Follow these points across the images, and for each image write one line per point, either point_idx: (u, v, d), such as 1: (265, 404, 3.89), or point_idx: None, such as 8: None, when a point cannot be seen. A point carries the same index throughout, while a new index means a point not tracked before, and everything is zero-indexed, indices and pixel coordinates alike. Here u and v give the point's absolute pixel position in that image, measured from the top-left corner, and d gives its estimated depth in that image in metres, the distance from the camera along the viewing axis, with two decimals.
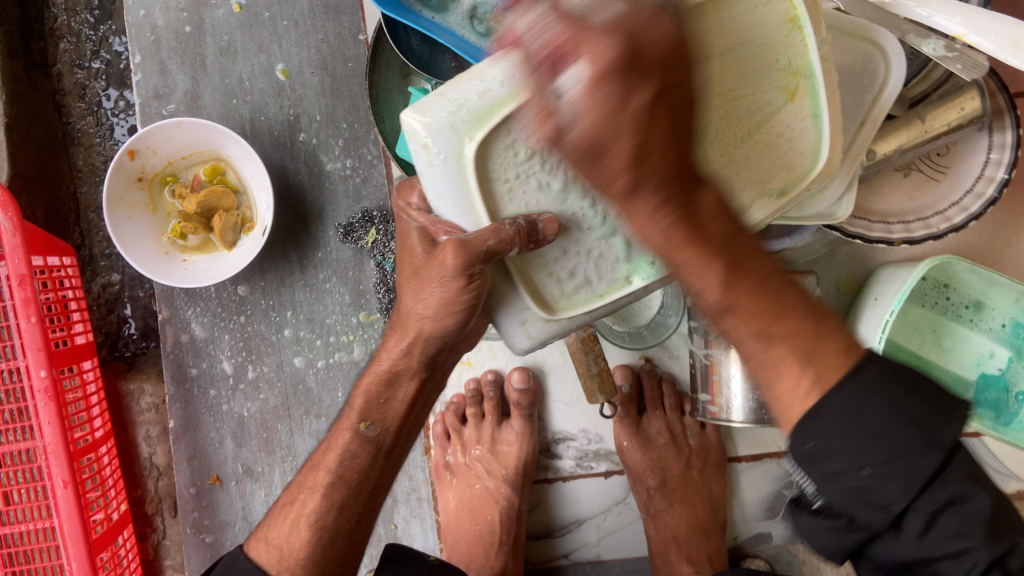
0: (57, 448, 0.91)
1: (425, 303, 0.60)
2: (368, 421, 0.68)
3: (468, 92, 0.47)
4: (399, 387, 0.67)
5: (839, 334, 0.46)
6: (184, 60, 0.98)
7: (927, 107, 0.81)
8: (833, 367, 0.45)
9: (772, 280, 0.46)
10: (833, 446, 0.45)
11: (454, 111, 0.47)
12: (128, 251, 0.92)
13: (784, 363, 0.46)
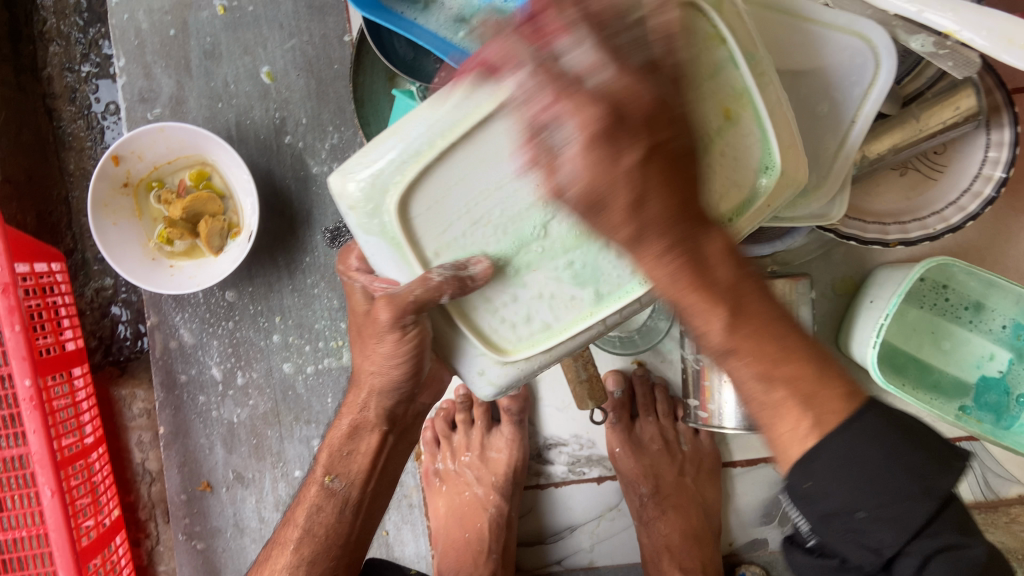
0: (43, 457, 0.90)
1: (372, 362, 0.65)
2: (333, 475, 0.71)
3: (386, 150, 0.51)
4: (361, 439, 0.71)
5: (841, 380, 0.48)
6: (168, 63, 0.97)
7: (922, 105, 0.78)
8: (832, 413, 0.47)
9: (777, 324, 0.49)
10: (830, 489, 0.46)
11: (375, 171, 0.51)
12: (114, 257, 0.91)
13: (785, 406, 0.48)
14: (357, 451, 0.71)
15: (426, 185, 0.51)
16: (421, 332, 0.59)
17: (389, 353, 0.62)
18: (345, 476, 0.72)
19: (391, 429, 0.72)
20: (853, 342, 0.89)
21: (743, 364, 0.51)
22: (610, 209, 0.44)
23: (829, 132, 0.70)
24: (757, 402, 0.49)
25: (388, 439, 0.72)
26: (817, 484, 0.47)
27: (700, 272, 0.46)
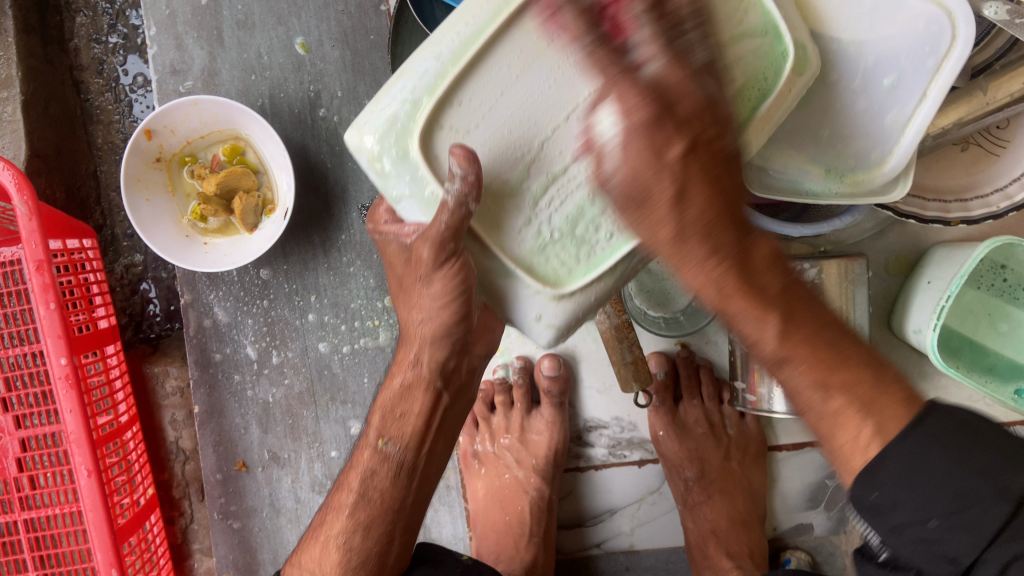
0: (79, 436, 0.89)
1: (420, 309, 0.63)
2: (386, 438, 0.69)
3: (397, 94, 0.53)
4: (413, 399, 0.67)
5: (900, 385, 0.47)
6: (200, 34, 0.94)
7: (989, 76, 0.74)
8: (894, 417, 0.45)
9: (831, 332, 0.48)
10: (897, 495, 0.44)
11: (387, 118, 0.53)
12: (148, 234, 0.89)
13: (844, 414, 0.47)
14: (408, 411, 0.68)
15: (453, 114, 0.52)
16: (464, 264, 0.57)
17: (435, 293, 0.60)
18: (399, 439, 0.68)
19: (446, 388, 0.68)
20: (909, 324, 0.86)
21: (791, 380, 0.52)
22: (651, 205, 0.48)
23: (897, 105, 0.66)
24: (815, 411, 0.48)
25: (443, 400, 0.68)
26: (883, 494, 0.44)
27: (741, 265, 0.48)
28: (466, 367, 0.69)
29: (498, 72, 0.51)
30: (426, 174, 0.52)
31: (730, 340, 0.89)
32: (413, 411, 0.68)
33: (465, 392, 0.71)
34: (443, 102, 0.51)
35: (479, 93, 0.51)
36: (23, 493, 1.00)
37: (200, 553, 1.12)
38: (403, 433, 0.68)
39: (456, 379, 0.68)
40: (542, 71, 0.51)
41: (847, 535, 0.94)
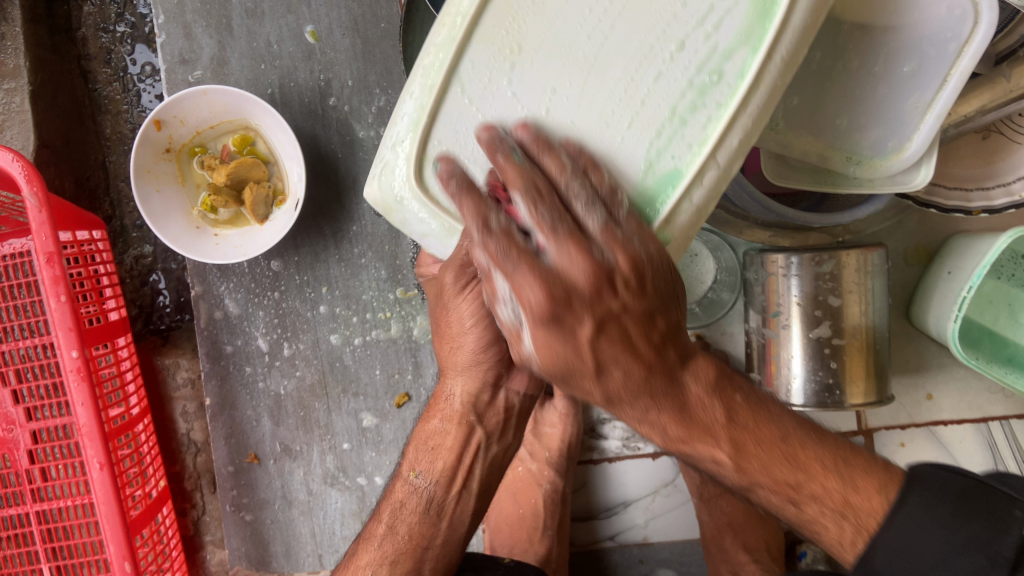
0: (91, 429, 0.88)
1: (453, 340, 0.64)
2: (416, 472, 0.70)
3: (394, 139, 0.54)
4: (448, 436, 0.68)
5: (873, 484, 0.56)
6: (209, 22, 0.93)
7: (1014, 63, 0.72)
8: (875, 510, 0.55)
9: (792, 439, 0.58)
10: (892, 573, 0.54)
11: (389, 168, 0.54)
12: (158, 226, 0.88)
13: (822, 520, 0.56)
14: (440, 446, 0.69)
15: (439, 135, 0.52)
16: (486, 287, 0.59)
17: (462, 321, 0.61)
18: (430, 473, 0.69)
19: (480, 421, 0.68)
20: (929, 315, 0.85)
21: (789, 455, 0.57)
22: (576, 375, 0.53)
23: (918, 92, 0.65)
24: (813, 501, 0.56)
25: (477, 435, 0.68)
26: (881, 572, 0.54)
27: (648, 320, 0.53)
28: (504, 401, 0.68)
29: (472, 87, 0.52)
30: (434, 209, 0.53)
31: (747, 332, 0.88)
32: (448, 445, 0.68)
33: (508, 432, 0.70)
34: (427, 134, 0.52)
35: (459, 111, 0.52)
36: (35, 485, 1.00)
37: (212, 545, 1.12)
38: (436, 466, 0.69)
39: (492, 413, 0.68)
40: (517, 78, 0.51)
41: None
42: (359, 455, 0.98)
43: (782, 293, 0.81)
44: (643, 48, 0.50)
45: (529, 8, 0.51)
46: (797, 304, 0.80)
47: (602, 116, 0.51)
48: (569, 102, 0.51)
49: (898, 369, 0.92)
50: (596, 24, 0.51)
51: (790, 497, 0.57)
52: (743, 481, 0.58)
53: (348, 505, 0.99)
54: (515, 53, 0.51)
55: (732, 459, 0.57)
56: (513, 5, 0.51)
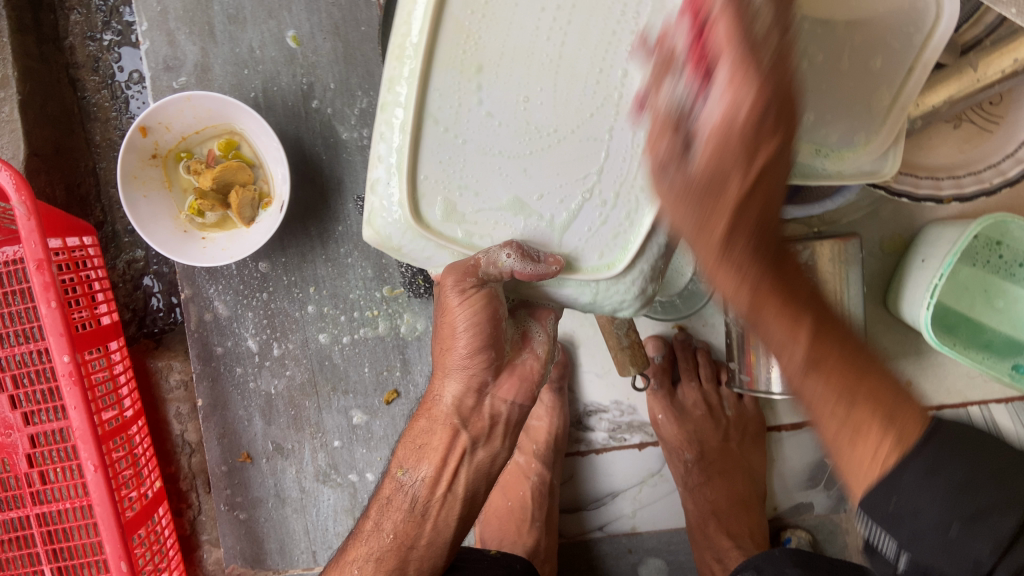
0: (85, 432, 0.90)
1: (449, 344, 0.66)
2: (402, 469, 0.72)
3: (379, 175, 0.58)
4: (433, 436, 0.70)
5: (907, 423, 0.48)
6: (192, 29, 0.94)
7: (979, 53, 0.74)
8: (910, 430, 0.47)
9: (862, 352, 0.49)
10: (916, 503, 0.46)
11: (385, 208, 0.58)
12: (146, 230, 0.89)
13: (864, 425, 0.48)
14: (428, 448, 0.70)
15: (426, 164, 0.57)
16: (488, 294, 0.62)
17: (456, 324, 0.64)
18: (415, 472, 0.71)
19: (466, 426, 0.69)
20: (904, 302, 0.86)
21: (865, 369, 0.48)
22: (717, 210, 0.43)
23: (886, 83, 0.67)
24: (839, 421, 0.49)
25: (462, 438, 0.69)
26: (907, 498, 0.47)
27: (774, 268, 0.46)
28: (490, 410, 0.70)
29: (445, 116, 0.56)
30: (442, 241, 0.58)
31: (726, 323, 0.89)
32: (435, 448, 0.70)
33: (496, 439, 0.71)
34: (412, 167, 0.56)
35: (437, 141, 0.56)
36: (33, 488, 1.01)
37: (209, 544, 1.14)
38: (419, 465, 0.71)
39: (477, 419, 0.69)
40: (485, 94, 0.55)
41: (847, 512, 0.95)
42: (350, 452, 1.00)
43: None
44: (603, 44, 0.54)
45: (478, 23, 0.54)
46: None
47: (573, 118, 0.55)
48: (543, 109, 0.55)
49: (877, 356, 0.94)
50: (550, 24, 0.53)
51: (846, 422, 0.48)
52: (812, 363, 0.48)
53: (341, 502, 1.01)
54: (476, 74, 0.55)
55: (810, 350, 0.47)
56: (462, 21, 0.54)
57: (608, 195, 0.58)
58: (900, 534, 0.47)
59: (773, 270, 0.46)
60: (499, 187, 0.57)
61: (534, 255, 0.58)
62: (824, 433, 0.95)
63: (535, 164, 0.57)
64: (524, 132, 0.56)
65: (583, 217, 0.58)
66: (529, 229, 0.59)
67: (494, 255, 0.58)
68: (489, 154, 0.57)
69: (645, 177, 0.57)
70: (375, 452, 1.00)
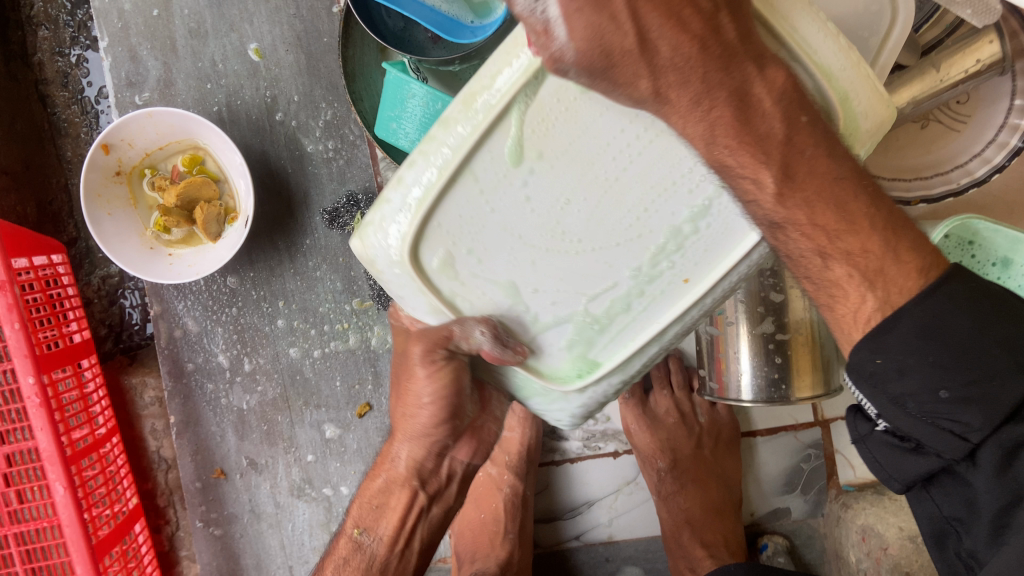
0: (52, 454, 0.90)
1: (407, 404, 0.67)
2: (361, 528, 0.73)
3: (392, 198, 0.56)
4: (391, 497, 0.71)
5: (915, 255, 0.53)
6: (154, 44, 0.93)
7: (942, 53, 0.73)
8: (900, 293, 0.53)
9: (840, 181, 0.51)
10: (905, 362, 0.51)
11: (382, 235, 0.56)
12: (110, 248, 0.89)
13: (843, 287, 0.55)
14: (387, 504, 0.71)
15: (440, 218, 0.56)
16: (453, 369, 0.63)
17: (426, 392, 0.64)
18: (373, 530, 0.72)
19: (423, 486, 0.71)
20: None
21: (838, 204, 0.52)
22: (616, 60, 0.44)
23: None
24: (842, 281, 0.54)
25: (420, 499, 0.71)
26: (891, 358, 0.52)
27: (742, 109, 0.48)
28: (447, 470, 0.71)
29: (485, 178, 0.55)
30: (433, 295, 0.58)
31: (696, 329, 0.88)
32: (396, 507, 0.71)
33: (450, 492, 0.74)
34: (426, 217, 0.55)
35: (467, 195, 0.55)
36: (10, 508, 0.99)
37: (187, 560, 1.13)
38: (379, 520, 0.71)
39: (434, 480, 0.71)
40: (531, 181, 0.56)
41: (824, 517, 0.95)
42: (325, 466, 0.99)
43: None
44: (658, 189, 0.57)
45: (559, 112, 0.54)
46: (741, 301, 0.80)
47: (598, 236, 0.58)
48: (576, 217, 0.57)
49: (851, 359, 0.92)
50: (621, 148, 0.55)
51: (822, 248, 0.54)
52: (777, 218, 0.53)
53: (316, 516, 1.00)
54: (531, 159, 0.55)
55: (777, 184, 0.51)
56: (545, 107, 0.53)
57: (599, 317, 0.61)
58: (881, 397, 0.53)
59: (802, 179, 0.51)
60: (504, 267, 0.59)
61: (505, 339, 0.60)
62: (799, 437, 0.94)
63: (543, 260, 0.59)
64: (549, 230, 0.58)
65: (562, 327, 0.62)
66: (511, 312, 0.61)
67: (467, 328, 0.59)
68: (507, 233, 0.57)
69: (627, 308, 0.61)
70: (348, 466, 0.99)
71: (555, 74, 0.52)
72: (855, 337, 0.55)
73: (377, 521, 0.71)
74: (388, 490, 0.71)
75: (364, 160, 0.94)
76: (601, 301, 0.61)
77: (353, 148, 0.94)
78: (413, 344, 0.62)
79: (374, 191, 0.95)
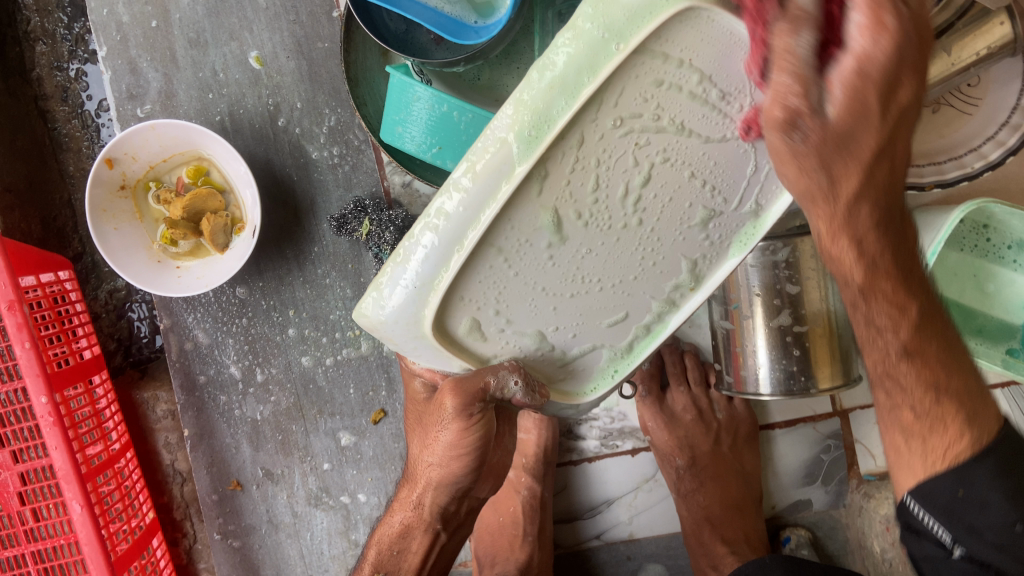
0: (68, 472, 0.89)
1: (431, 452, 0.66)
2: (382, 572, 0.73)
3: (399, 275, 0.51)
4: (412, 539, 0.72)
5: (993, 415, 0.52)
6: (154, 56, 0.93)
7: (952, 37, 0.72)
8: (985, 426, 0.52)
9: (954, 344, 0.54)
10: (983, 495, 0.50)
11: (388, 305, 0.53)
12: (119, 264, 0.88)
13: (947, 416, 0.52)
14: (405, 547, 0.72)
15: (465, 287, 0.53)
16: (483, 418, 0.61)
17: (451, 443, 0.63)
18: (396, 573, 0.73)
19: (445, 528, 0.71)
20: None
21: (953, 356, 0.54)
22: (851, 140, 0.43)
23: None
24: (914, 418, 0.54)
25: (441, 539, 0.72)
26: (975, 491, 0.50)
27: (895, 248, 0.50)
28: (467, 507, 0.72)
29: (507, 244, 0.51)
30: (448, 349, 0.56)
31: (712, 324, 0.87)
32: (413, 550, 0.72)
33: (464, 527, 0.75)
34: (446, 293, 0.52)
35: (490, 264, 0.52)
36: (26, 526, 0.98)
37: (207, 572, 1.13)
38: (399, 560, 0.73)
39: (455, 518, 0.71)
40: (551, 239, 0.52)
41: (846, 508, 0.94)
42: (341, 474, 0.99)
43: (741, 281, 0.79)
44: (680, 216, 0.55)
45: (576, 170, 0.49)
46: (757, 296, 0.79)
47: (617, 273, 0.56)
48: (596, 260, 0.54)
49: None
50: (633, 190, 0.52)
51: (933, 383, 0.53)
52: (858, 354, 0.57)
53: (334, 525, 1.00)
54: (563, 219, 0.51)
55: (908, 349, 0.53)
56: (562, 165, 0.49)
57: (621, 345, 0.63)
58: (956, 526, 0.51)
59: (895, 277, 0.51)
60: (522, 317, 0.57)
61: (533, 385, 0.59)
62: (819, 429, 0.93)
63: (566, 306, 0.57)
64: (569, 277, 0.55)
65: (596, 353, 0.62)
66: (536, 354, 0.60)
67: (502, 380, 0.57)
68: (529, 286, 0.55)
69: (646, 330, 0.62)
70: (365, 473, 0.98)
71: (581, 119, 0.47)
72: (938, 468, 0.52)
73: (395, 552, 0.73)
74: (408, 534, 0.71)
75: (370, 166, 0.93)
76: (629, 325, 0.61)
77: (358, 153, 0.93)
78: (447, 397, 0.60)
79: (381, 197, 0.94)
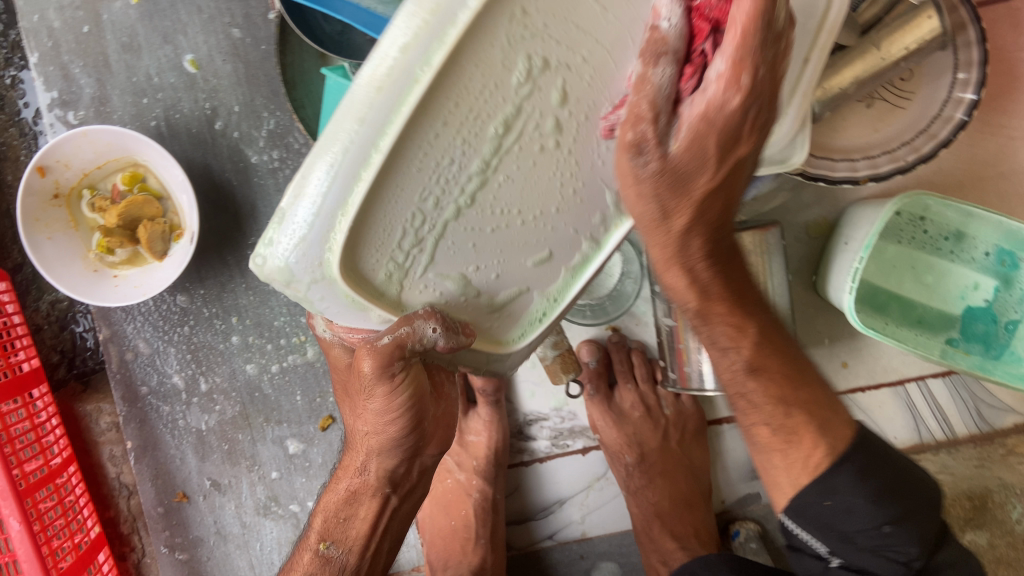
0: (4, 489, 0.87)
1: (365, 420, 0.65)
2: (330, 541, 0.71)
3: (297, 213, 0.40)
4: (359, 505, 0.69)
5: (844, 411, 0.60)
6: (86, 61, 0.91)
7: (882, 32, 0.73)
8: (840, 438, 0.57)
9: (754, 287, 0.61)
10: (850, 503, 0.56)
11: (296, 247, 0.41)
12: (52, 274, 0.86)
13: (802, 430, 0.58)
14: (350, 516, 0.70)
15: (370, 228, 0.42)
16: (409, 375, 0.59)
17: (381, 408, 0.62)
18: (343, 542, 0.71)
19: (394, 492, 0.69)
20: (830, 286, 0.85)
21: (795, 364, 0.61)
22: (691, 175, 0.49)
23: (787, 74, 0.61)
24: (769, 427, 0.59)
25: (391, 502, 0.70)
26: (840, 501, 0.56)
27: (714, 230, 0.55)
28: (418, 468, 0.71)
29: (424, 160, 0.41)
30: (364, 299, 0.46)
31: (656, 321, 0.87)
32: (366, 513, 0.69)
33: (418, 489, 0.73)
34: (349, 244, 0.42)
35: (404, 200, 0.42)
36: None
37: None
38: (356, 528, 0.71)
39: (406, 482, 0.70)
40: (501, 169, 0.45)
41: None
42: (290, 482, 0.97)
43: None
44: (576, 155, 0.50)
45: (501, 69, 0.40)
46: None
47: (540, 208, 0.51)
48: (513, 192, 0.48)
49: (812, 341, 0.93)
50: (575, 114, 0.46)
51: (776, 398, 0.59)
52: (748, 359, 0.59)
53: (284, 533, 0.98)
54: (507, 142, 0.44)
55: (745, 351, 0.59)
56: (489, 57, 0.39)
57: (553, 294, 0.61)
58: (832, 536, 0.57)
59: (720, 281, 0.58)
60: (442, 257, 0.48)
61: (457, 328, 0.52)
62: None
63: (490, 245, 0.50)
64: (504, 212, 0.48)
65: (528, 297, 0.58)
66: (460, 300, 0.53)
67: (418, 329, 0.49)
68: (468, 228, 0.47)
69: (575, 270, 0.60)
70: (314, 480, 0.97)
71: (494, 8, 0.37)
72: (803, 481, 0.57)
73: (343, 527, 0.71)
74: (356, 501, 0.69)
75: None
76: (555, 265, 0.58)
77: (299, 156, 0.92)
78: (364, 361, 0.57)
79: None
